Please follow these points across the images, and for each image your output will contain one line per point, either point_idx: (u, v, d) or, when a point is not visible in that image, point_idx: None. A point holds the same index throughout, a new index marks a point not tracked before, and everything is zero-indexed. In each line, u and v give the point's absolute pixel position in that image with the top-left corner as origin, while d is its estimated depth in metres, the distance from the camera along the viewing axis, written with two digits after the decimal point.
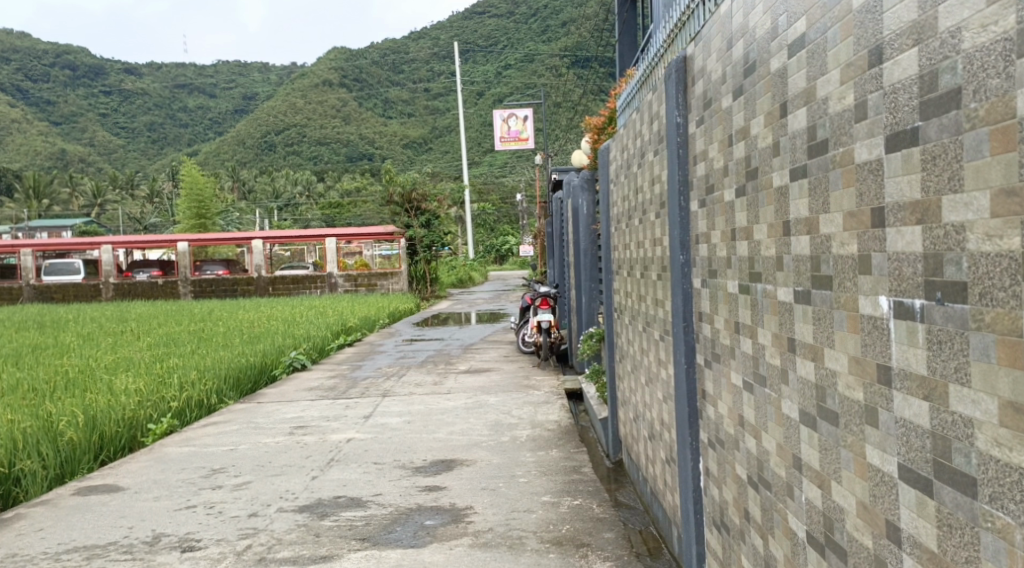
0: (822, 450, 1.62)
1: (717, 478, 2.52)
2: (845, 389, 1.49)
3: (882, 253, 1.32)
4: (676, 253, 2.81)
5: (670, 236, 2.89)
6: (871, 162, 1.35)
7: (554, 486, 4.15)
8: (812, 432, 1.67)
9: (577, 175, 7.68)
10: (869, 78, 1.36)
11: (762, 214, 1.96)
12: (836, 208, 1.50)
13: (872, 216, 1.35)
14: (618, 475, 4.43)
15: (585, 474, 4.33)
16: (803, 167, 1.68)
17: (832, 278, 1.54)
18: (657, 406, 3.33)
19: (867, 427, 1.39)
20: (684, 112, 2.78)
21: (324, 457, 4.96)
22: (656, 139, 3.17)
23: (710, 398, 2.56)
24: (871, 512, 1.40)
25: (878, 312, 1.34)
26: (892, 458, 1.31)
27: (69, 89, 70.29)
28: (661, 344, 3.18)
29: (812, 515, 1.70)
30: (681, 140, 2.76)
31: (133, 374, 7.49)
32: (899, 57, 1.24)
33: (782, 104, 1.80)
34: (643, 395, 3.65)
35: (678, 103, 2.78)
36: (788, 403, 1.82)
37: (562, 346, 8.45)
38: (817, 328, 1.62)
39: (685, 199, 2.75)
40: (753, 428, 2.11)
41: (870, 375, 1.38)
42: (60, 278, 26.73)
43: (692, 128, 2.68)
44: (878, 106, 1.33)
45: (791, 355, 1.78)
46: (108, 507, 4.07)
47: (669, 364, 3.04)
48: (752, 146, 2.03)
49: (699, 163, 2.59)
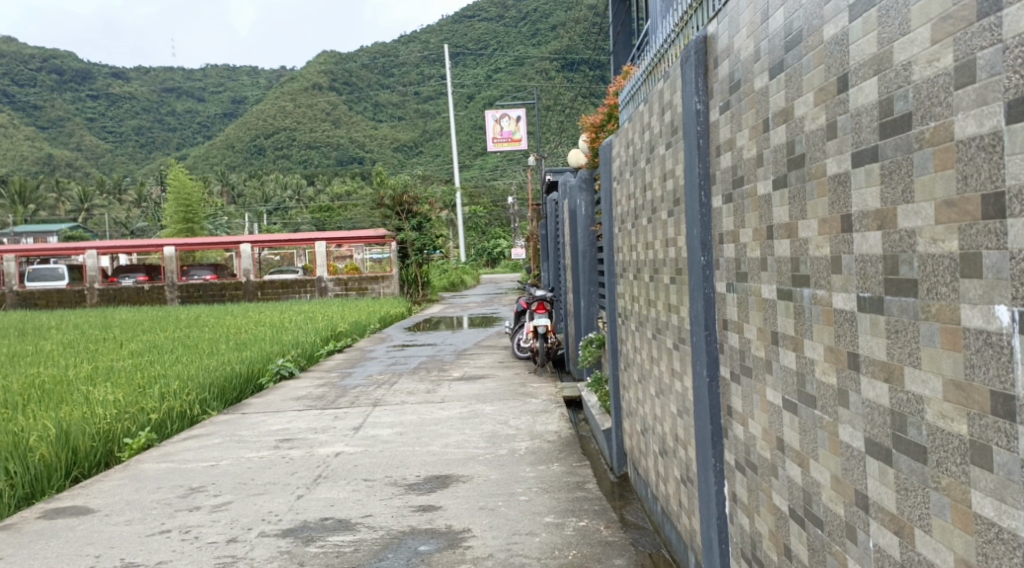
0: (802, 431, 1.80)
1: (738, 497, 2.38)
2: (821, 370, 1.67)
3: (850, 254, 1.50)
4: (696, 253, 2.60)
5: (688, 231, 2.71)
6: (840, 174, 1.54)
7: (557, 506, 4.03)
8: (794, 416, 1.86)
9: (573, 175, 8.00)
10: (839, 100, 1.53)
11: (747, 218, 2.15)
12: (812, 215, 1.68)
13: (841, 221, 1.54)
14: (624, 491, 4.37)
15: (589, 491, 4.26)
16: (784, 178, 1.86)
17: (809, 278, 1.73)
18: (669, 420, 3.26)
19: (841, 408, 1.58)
20: (704, 98, 2.53)
21: (310, 474, 4.85)
22: (668, 130, 3.07)
23: (737, 416, 2.34)
24: (841, 483, 1.59)
25: (846, 305, 1.53)
26: (858, 435, 1.50)
27: (55, 93, 69.86)
28: (675, 354, 3.10)
29: (794, 491, 1.88)
30: (701, 128, 2.52)
31: (112, 384, 7.62)
32: (863, 84, 1.43)
33: (763, 118, 1.99)
34: (652, 408, 3.65)
35: (698, 87, 2.54)
36: (773, 393, 2.00)
37: (559, 351, 8.68)
38: (798, 322, 1.80)
39: (706, 194, 2.54)
40: (741, 417, 2.31)
41: (842, 360, 1.56)
42: (43, 283, 26.85)
43: (713, 116, 2.47)
44: (845, 124, 1.50)
45: (776, 348, 1.97)
46: (75, 532, 3.93)
47: (684, 376, 2.95)
48: (738, 157, 2.22)
49: (723, 153, 2.37)
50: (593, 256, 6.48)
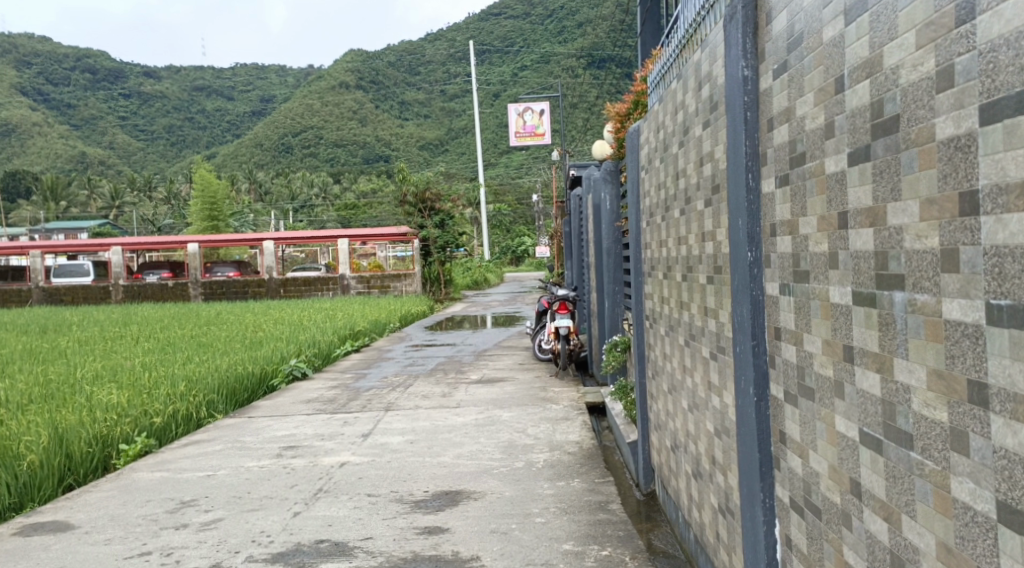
0: (888, 476, 1.40)
1: (795, 542, 1.97)
2: (919, 404, 1.27)
3: (976, 247, 1.09)
4: (740, 248, 2.18)
5: (730, 221, 2.28)
6: (960, 139, 1.12)
7: (578, 529, 3.63)
8: (875, 457, 1.45)
9: (597, 167, 7.60)
10: (956, 39, 1.13)
11: (810, 204, 1.74)
12: (909, 194, 1.27)
13: (962, 199, 1.12)
14: (651, 511, 3.97)
15: (614, 512, 3.85)
16: (865, 150, 1.45)
17: (903, 278, 1.31)
18: (706, 440, 2.84)
19: (954, 456, 1.17)
20: (751, 62, 2.12)
21: (311, 488, 4.48)
22: (706, 106, 2.65)
23: (795, 444, 1.91)
24: (956, 555, 1.18)
25: (970, 314, 1.11)
26: (985, 496, 1.09)
27: (89, 92, 70.51)
28: (713, 365, 2.68)
29: (875, 551, 1.48)
30: (748, 98, 2.12)
31: (116, 385, 7.31)
32: (1001, 9, 1.02)
33: (836, 78, 1.57)
34: (683, 424, 3.25)
35: (745, 50, 2.12)
36: (841, 421, 1.61)
37: (581, 354, 8.26)
38: (884, 335, 1.39)
39: (753, 176, 2.11)
40: (798, 449, 1.89)
41: (957, 394, 1.15)
42: (69, 280, 26.86)
43: (766, 78, 2.04)
44: (967, 71, 1.10)
45: (850, 365, 1.56)
46: (49, 553, 3.57)
47: (724, 390, 2.54)
48: (798, 129, 1.80)
49: (779, 127, 1.95)
50: (618, 254, 5.96)
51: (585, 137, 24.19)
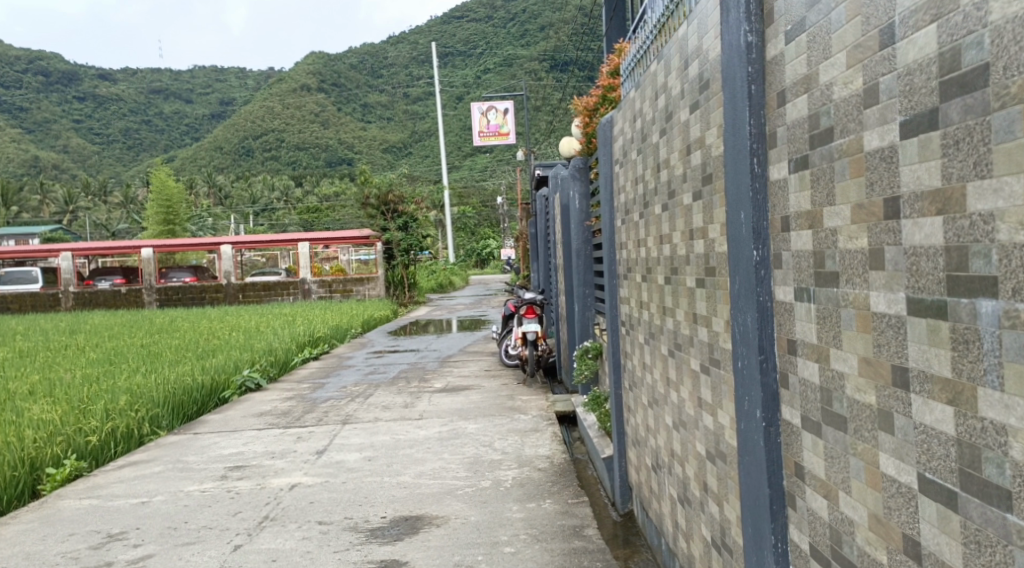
0: (965, 540, 1.08)
1: None
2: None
3: (896, 246, 1.23)
4: (743, 246, 1.87)
5: (728, 215, 2.00)
6: (883, 149, 1.25)
7: (550, 559, 3.40)
8: (948, 513, 1.12)
9: (564, 165, 7.65)
10: None
11: (840, 190, 1.42)
12: (1010, 167, 0.95)
13: None
14: (628, 534, 3.77)
15: (589, 539, 3.63)
16: (804, 157, 1.58)
17: (994, 281, 0.99)
18: (695, 462, 2.59)
19: (882, 433, 1.32)
20: (755, 26, 1.79)
21: (255, 515, 4.13)
22: (695, 86, 2.36)
23: (809, 480, 1.64)
24: (885, 524, 1.33)
25: (892, 304, 1.25)
26: (911, 469, 1.22)
27: (39, 93, 68.97)
28: (703, 380, 2.43)
29: (816, 528, 1.63)
30: (753, 68, 1.79)
31: (51, 401, 6.89)
32: (916, 34, 1.14)
33: (882, 28, 1.24)
34: (665, 441, 3.05)
35: (748, 14, 1.80)
36: (890, 460, 1.29)
37: (549, 358, 8.35)
38: (961, 355, 1.06)
39: (760, 157, 1.80)
40: (824, 486, 1.58)
41: None
42: (16, 287, 26.42)
43: (774, 46, 1.73)
44: None
45: (903, 394, 1.23)
46: None
47: (716, 408, 2.28)
48: (822, 98, 1.48)
49: (788, 102, 1.65)
50: (587, 256, 5.97)
51: (548, 139, 24.12)
